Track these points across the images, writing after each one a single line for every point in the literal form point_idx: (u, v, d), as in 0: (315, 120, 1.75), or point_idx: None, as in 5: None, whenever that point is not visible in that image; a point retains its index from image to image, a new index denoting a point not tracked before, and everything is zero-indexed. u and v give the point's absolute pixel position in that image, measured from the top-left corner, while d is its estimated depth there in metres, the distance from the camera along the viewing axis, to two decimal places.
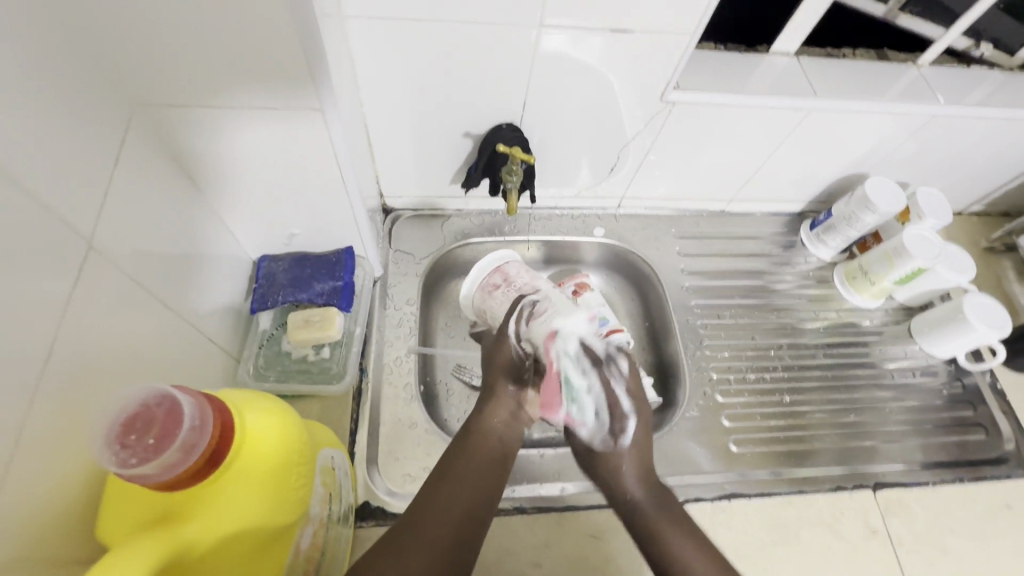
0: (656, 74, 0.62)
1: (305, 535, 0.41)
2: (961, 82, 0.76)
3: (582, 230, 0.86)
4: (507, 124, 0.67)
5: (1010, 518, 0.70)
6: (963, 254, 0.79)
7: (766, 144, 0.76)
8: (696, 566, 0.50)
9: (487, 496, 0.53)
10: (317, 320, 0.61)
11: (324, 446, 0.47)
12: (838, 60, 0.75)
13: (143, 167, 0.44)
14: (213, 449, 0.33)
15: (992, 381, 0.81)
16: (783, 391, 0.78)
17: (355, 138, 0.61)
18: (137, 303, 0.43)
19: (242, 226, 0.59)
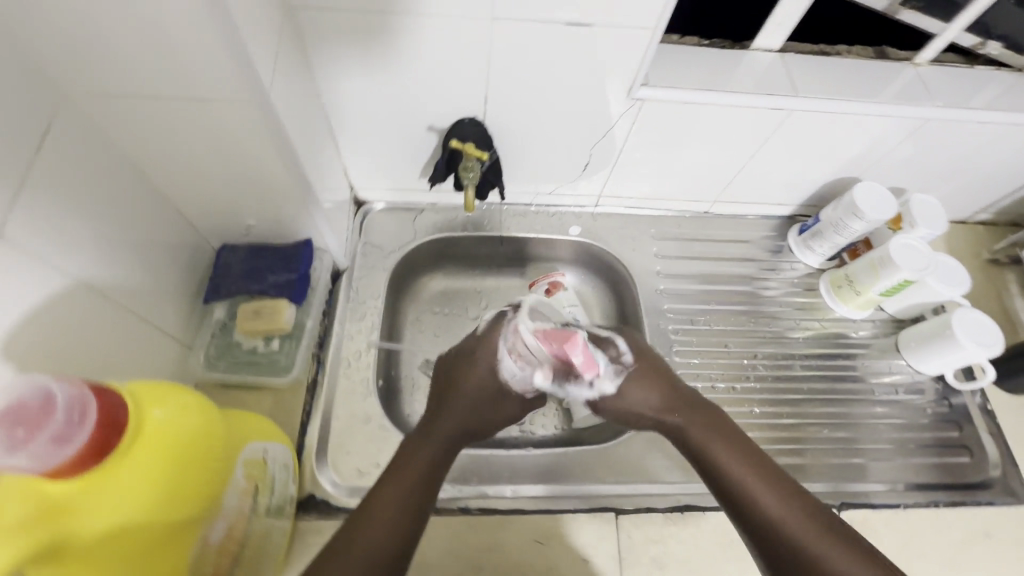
0: (620, 68, 0.60)
1: (215, 528, 0.41)
2: (963, 82, 0.71)
3: (558, 228, 0.84)
4: (470, 118, 0.66)
5: (986, 547, 0.66)
6: (956, 266, 0.74)
7: (747, 144, 0.73)
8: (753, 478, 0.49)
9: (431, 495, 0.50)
10: (268, 312, 0.62)
11: (251, 439, 0.47)
12: (828, 57, 0.71)
13: (69, 155, 0.44)
14: (99, 442, 0.33)
15: (982, 402, 0.77)
16: (754, 402, 0.76)
17: (311, 130, 0.60)
18: (61, 290, 0.43)
19: (197, 215, 0.59)
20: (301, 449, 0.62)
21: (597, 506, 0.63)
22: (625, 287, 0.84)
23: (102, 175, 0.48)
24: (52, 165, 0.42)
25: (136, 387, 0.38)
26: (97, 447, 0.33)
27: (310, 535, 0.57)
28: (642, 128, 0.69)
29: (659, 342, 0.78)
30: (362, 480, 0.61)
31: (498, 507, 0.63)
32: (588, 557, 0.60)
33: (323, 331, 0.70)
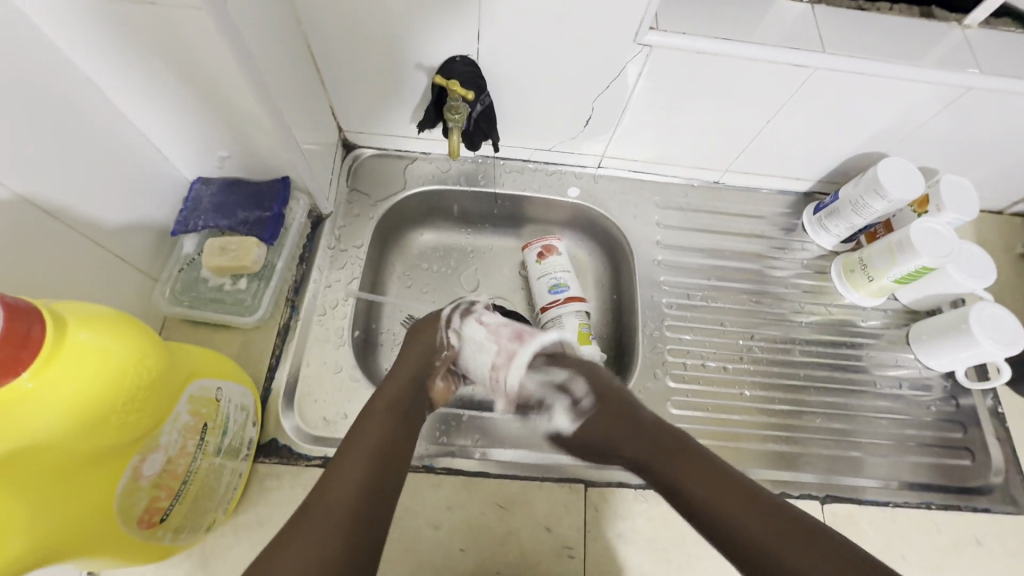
0: (628, 7, 0.55)
1: (150, 460, 0.40)
2: (1017, 49, 0.63)
3: (556, 188, 0.80)
4: (462, 57, 0.61)
5: (976, 555, 0.63)
6: (983, 256, 0.68)
7: (765, 106, 0.67)
8: (720, 504, 0.45)
9: (398, 450, 0.49)
10: (234, 249, 0.59)
11: (199, 376, 0.45)
12: (865, 14, 0.64)
13: (12, 60, 0.40)
14: (10, 356, 0.31)
15: (993, 404, 0.72)
16: (746, 385, 0.72)
17: (290, 58, 0.56)
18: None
19: (166, 142, 0.56)
20: (267, 393, 0.60)
21: (567, 476, 0.61)
22: (623, 256, 0.80)
23: (52, 87, 0.44)
24: None
25: (65, 308, 0.36)
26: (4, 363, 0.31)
27: (268, 479, 0.56)
28: (650, 80, 0.64)
29: (651, 315, 0.75)
30: (326, 429, 0.60)
31: (465, 468, 0.60)
32: (550, 527, 0.58)
33: (300, 277, 0.67)
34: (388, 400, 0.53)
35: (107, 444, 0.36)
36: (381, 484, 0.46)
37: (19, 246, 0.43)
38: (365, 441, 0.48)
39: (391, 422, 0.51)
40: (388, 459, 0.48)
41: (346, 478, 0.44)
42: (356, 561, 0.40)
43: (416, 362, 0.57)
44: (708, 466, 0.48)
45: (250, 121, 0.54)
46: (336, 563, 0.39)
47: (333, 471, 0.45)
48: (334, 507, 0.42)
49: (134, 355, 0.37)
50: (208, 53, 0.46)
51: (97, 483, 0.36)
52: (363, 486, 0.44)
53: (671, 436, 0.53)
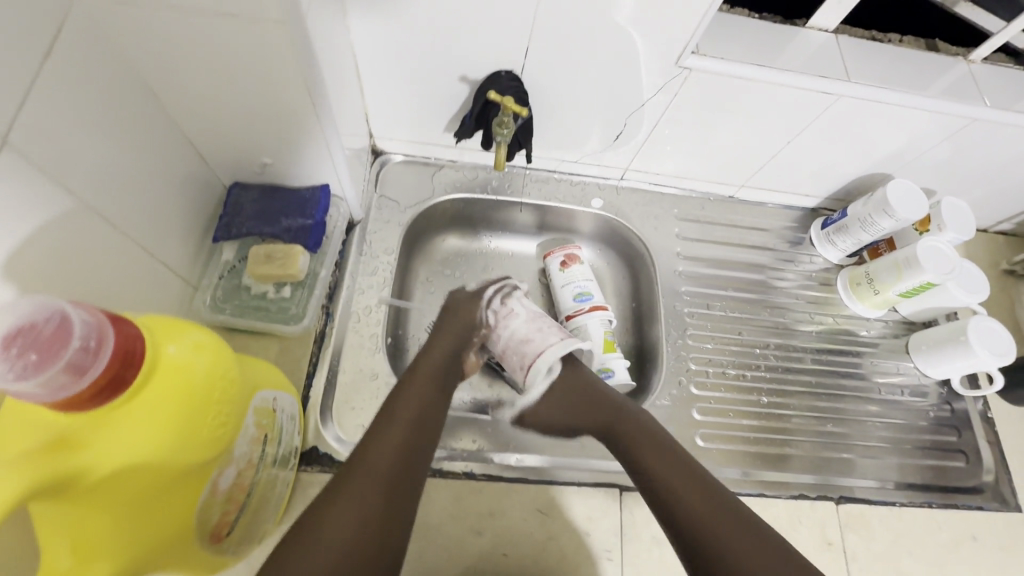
0: (674, 32, 0.58)
1: (225, 474, 0.40)
2: (1014, 84, 0.69)
3: (580, 199, 0.82)
4: (507, 72, 0.64)
5: (973, 549, 0.68)
6: (977, 273, 0.74)
7: (786, 129, 0.71)
8: (676, 485, 0.53)
9: (434, 417, 0.55)
10: (279, 257, 0.59)
11: (262, 387, 0.46)
12: (881, 45, 0.68)
13: (79, 65, 0.40)
14: (117, 372, 0.31)
15: (983, 409, 0.77)
16: (763, 392, 0.76)
17: (340, 66, 0.56)
18: (66, 214, 0.40)
19: (209, 148, 0.56)
20: (305, 401, 0.60)
21: (603, 481, 0.63)
22: (643, 266, 0.83)
23: (111, 92, 0.43)
24: (60, 75, 0.38)
25: (150, 321, 0.36)
26: (111, 379, 0.31)
27: (311, 487, 0.56)
28: (684, 100, 0.67)
29: (673, 323, 0.78)
30: None
31: (504, 474, 0.62)
32: (588, 531, 0.60)
33: (333, 283, 0.67)
34: (424, 372, 0.58)
35: (199, 460, 0.36)
36: (418, 451, 0.51)
37: (82, 257, 0.42)
38: (404, 408, 0.53)
39: (428, 392, 0.56)
40: (426, 425, 0.53)
41: (387, 442, 0.49)
42: (393, 515, 0.45)
43: (455, 335, 0.65)
44: (714, 491, 0.52)
45: (303, 132, 0.54)
46: (377, 518, 0.44)
47: (375, 435, 0.50)
48: (377, 467, 0.47)
49: (219, 367, 0.37)
50: (276, 66, 0.46)
51: (183, 497, 0.36)
52: (403, 449, 0.50)
53: (642, 427, 0.60)
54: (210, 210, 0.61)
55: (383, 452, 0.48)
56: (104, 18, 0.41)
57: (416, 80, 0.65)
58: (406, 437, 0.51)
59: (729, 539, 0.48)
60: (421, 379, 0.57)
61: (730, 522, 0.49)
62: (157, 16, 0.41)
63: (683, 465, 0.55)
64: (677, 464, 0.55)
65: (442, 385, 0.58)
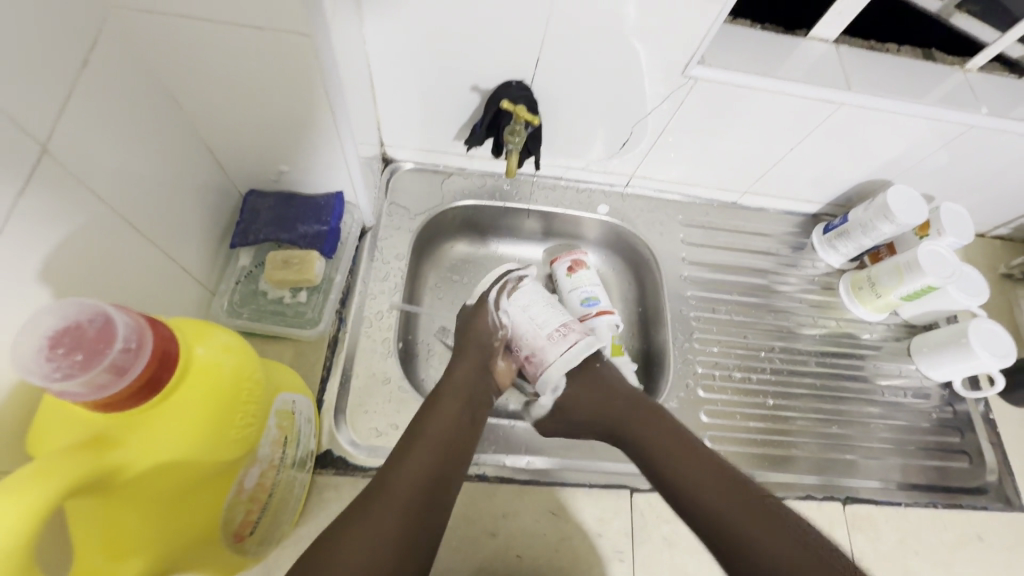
0: (680, 43, 0.59)
1: (249, 474, 0.41)
2: (1009, 93, 0.71)
3: (586, 205, 0.83)
4: (518, 82, 0.65)
5: (978, 549, 0.69)
6: (977, 276, 0.76)
7: (789, 136, 0.72)
8: (703, 485, 0.52)
9: (462, 438, 0.55)
10: (296, 263, 0.60)
11: (283, 389, 0.47)
12: (880, 55, 0.70)
13: (111, 76, 0.41)
14: (154, 373, 0.32)
15: (984, 411, 0.79)
16: (768, 394, 0.77)
17: (356, 76, 0.58)
18: (96, 220, 0.41)
19: (229, 156, 0.57)
20: (320, 405, 0.61)
21: (614, 483, 0.64)
22: (648, 271, 0.84)
23: (138, 102, 0.45)
24: (93, 86, 0.39)
25: (181, 324, 0.37)
26: (148, 378, 0.32)
27: (327, 490, 0.57)
28: (689, 108, 0.68)
29: (679, 327, 0.79)
30: (381, 440, 0.60)
31: (516, 477, 0.63)
32: (600, 533, 0.60)
33: (346, 288, 0.68)
34: (453, 392, 0.59)
35: (225, 461, 0.37)
36: (444, 478, 0.51)
37: (110, 261, 0.44)
38: (431, 431, 0.53)
39: (457, 413, 0.56)
40: (453, 448, 0.53)
41: (413, 465, 0.50)
42: (415, 541, 0.46)
43: (475, 351, 0.63)
44: (722, 474, 0.53)
45: (320, 140, 0.55)
46: (399, 545, 0.45)
47: (400, 460, 0.50)
48: (399, 493, 0.48)
49: (244, 370, 0.38)
50: (298, 76, 0.47)
51: (209, 497, 0.37)
52: (428, 474, 0.50)
53: (666, 425, 0.58)
54: (226, 217, 0.62)
55: (408, 479, 0.49)
56: (136, 31, 0.42)
57: (427, 89, 0.67)
58: (432, 461, 0.51)
59: (741, 521, 0.49)
60: (449, 400, 0.57)
61: (740, 506, 0.50)
62: (186, 29, 0.42)
63: (708, 464, 0.54)
64: (686, 455, 0.55)
65: (471, 405, 0.58)
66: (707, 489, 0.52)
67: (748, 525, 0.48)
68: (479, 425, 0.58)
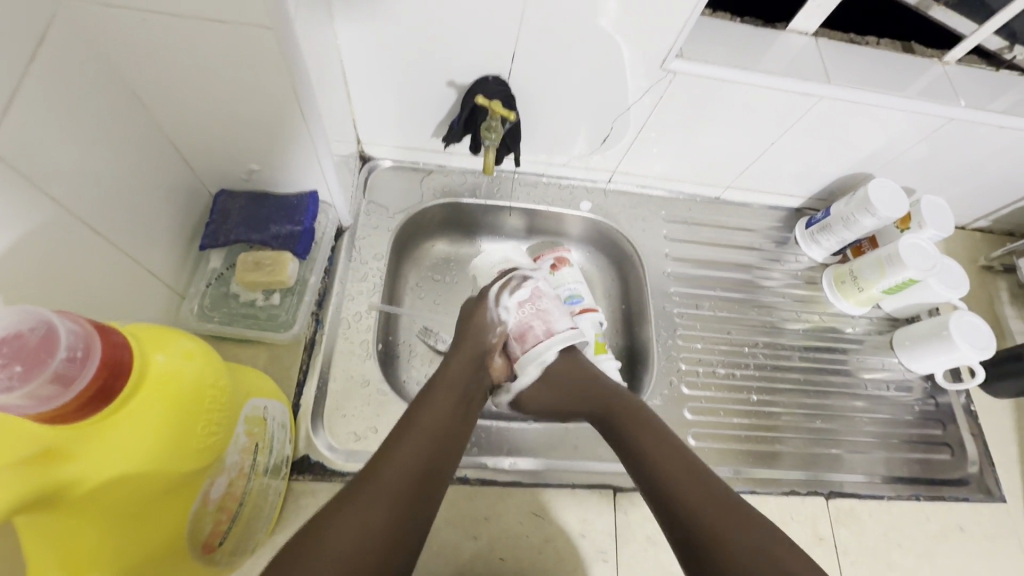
0: (659, 36, 0.58)
1: (216, 484, 0.39)
2: (988, 85, 0.71)
3: (568, 202, 0.82)
4: (494, 76, 0.64)
5: (960, 540, 0.69)
6: (958, 269, 0.76)
7: (769, 130, 0.72)
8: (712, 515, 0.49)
9: (454, 431, 0.54)
10: (268, 264, 0.59)
11: (253, 396, 0.45)
12: (859, 47, 0.70)
13: (64, 71, 0.39)
14: (106, 381, 0.31)
15: (966, 403, 0.79)
16: (752, 390, 0.76)
17: (327, 72, 0.56)
18: (48, 223, 0.39)
19: (196, 156, 0.55)
20: (296, 409, 0.59)
21: (597, 483, 0.63)
22: (632, 268, 0.83)
23: (95, 99, 0.43)
24: (42, 81, 0.38)
25: (138, 330, 0.35)
26: (98, 389, 0.31)
27: (304, 496, 0.56)
28: (670, 103, 0.67)
29: (662, 324, 0.78)
30: (359, 445, 0.59)
31: (498, 479, 0.62)
32: (583, 534, 0.60)
33: (323, 290, 0.66)
34: (449, 381, 0.58)
35: (188, 470, 0.35)
36: (434, 470, 0.50)
37: (67, 266, 0.42)
38: (424, 422, 0.52)
39: (452, 405, 0.55)
40: (445, 442, 0.52)
41: (404, 455, 0.49)
42: (400, 535, 0.45)
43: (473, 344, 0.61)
44: (702, 477, 0.53)
45: (291, 138, 0.53)
46: (385, 536, 0.44)
47: (392, 450, 0.49)
48: (388, 482, 0.46)
49: (207, 376, 0.37)
50: (265, 71, 0.45)
51: (171, 508, 0.36)
52: (420, 467, 0.49)
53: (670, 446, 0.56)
54: (196, 218, 0.60)
55: (399, 470, 0.48)
56: (90, 24, 0.40)
57: (403, 85, 0.65)
58: (424, 453, 0.50)
59: (726, 528, 0.48)
60: (446, 390, 0.57)
61: (709, 504, 0.50)
62: (143, 22, 0.40)
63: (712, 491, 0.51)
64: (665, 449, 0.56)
65: (465, 399, 0.57)
66: (681, 482, 0.52)
67: (710, 520, 0.49)
68: (472, 420, 0.57)
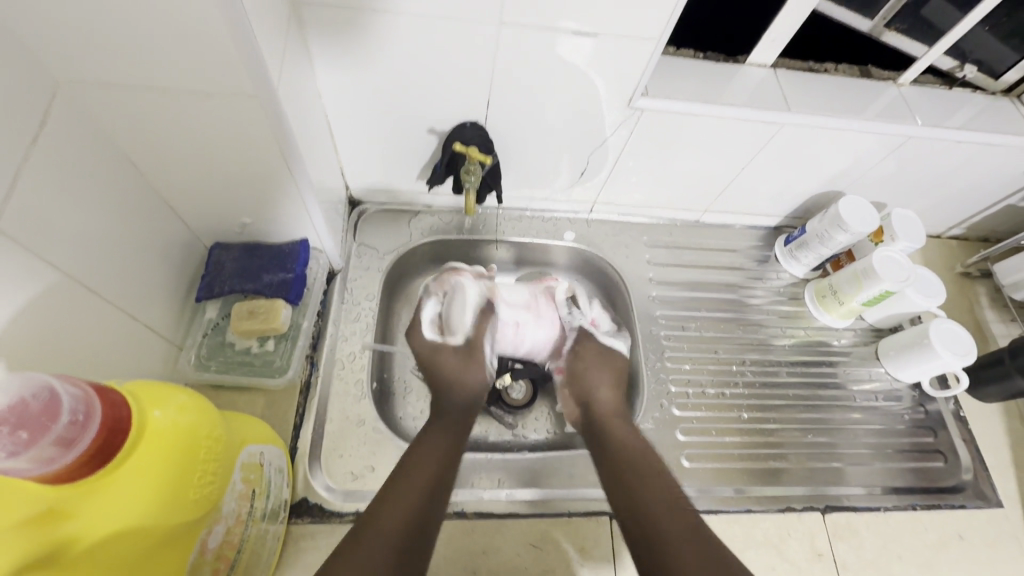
0: (623, 76, 0.62)
1: (213, 533, 0.41)
2: (943, 103, 0.75)
3: (552, 233, 0.85)
4: (471, 122, 0.68)
5: (961, 549, 0.69)
6: (933, 278, 0.78)
7: (738, 157, 0.75)
8: (669, 528, 0.51)
9: (449, 468, 0.55)
10: (262, 312, 0.61)
11: (249, 442, 0.47)
12: (817, 75, 0.73)
13: (65, 147, 0.43)
14: (106, 440, 0.33)
15: (955, 409, 0.80)
16: (742, 407, 0.78)
17: (312, 127, 0.60)
18: (48, 287, 0.42)
19: (191, 213, 0.58)
20: (293, 452, 0.60)
21: (594, 509, 0.64)
22: (618, 293, 0.85)
23: (94, 170, 0.46)
24: (45, 159, 0.41)
25: (135, 387, 0.37)
26: (98, 447, 0.32)
27: (303, 539, 0.56)
28: (640, 136, 0.71)
29: (650, 348, 0.80)
30: (357, 484, 0.60)
31: (494, 511, 0.63)
32: (582, 562, 0.60)
33: (317, 332, 0.69)
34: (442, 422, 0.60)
35: (185, 520, 0.37)
36: (434, 507, 0.52)
37: (69, 328, 0.44)
38: (418, 462, 0.54)
39: (444, 444, 0.57)
40: (444, 478, 0.54)
41: (399, 499, 0.50)
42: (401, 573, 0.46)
43: (467, 384, 0.64)
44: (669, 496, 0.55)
45: (280, 191, 0.56)
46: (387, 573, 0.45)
47: (393, 491, 0.51)
48: (385, 526, 0.48)
49: (202, 428, 0.38)
50: (253, 136, 0.49)
51: (171, 559, 0.37)
52: (419, 504, 0.51)
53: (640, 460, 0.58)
54: (192, 271, 0.62)
55: (398, 510, 0.49)
56: (89, 102, 0.44)
57: (386, 134, 0.69)
58: (423, 492, 0.52)
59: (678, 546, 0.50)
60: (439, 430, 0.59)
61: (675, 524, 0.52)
62: (138, 98, 0.44)
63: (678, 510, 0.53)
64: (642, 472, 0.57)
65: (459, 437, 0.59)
66: (659, 507, 0.53)
67: (680, 549, 0.49)
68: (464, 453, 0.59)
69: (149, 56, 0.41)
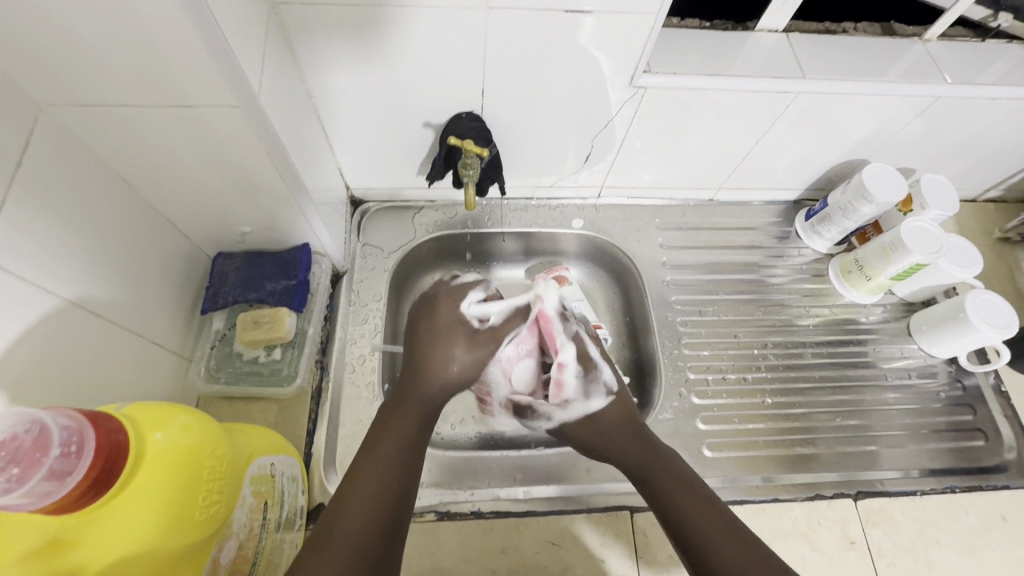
0: (621, 56, 0.59)
1: (225, 549, 0.41)
2: (974, 59, 0.69)
3: (560, 221, 0.82)
4: (467, 113, 0.66)
5: (1005, 531, 0.66)
6: (968, 247, 0.73)
7: (753, 130, 0.71)
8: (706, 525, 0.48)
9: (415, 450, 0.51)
10: (267, 321, 0.61)
11: (258, 455, 0.47)
12: (834, 37, 0.69)
13: (53, 170, 0.42)
14: (104, 467, 0.33)
15: (995, 383, 0.76)
16: (766, 393, 0.75)
17: (306, 131, 0.59)
18: (43, 312, 0.41)
19: (193, 226, 0.58)
20: (309, 458, 0.61)
21: (613, 505, 0.62)
22: (632, 280, 0.83)
23: (85, 191, 0.45)
24: (32, 184, 0.40)
25: (134, 408, 0.37)
26: (96, 476, 0.32)
27: None
28: (645, 117, 0.68)
29: (667, 335, 0.77)
30: None
31: (511, 509, 0.62)
32: (604, 558, 0.59)
33: (326, 336, 0.68)
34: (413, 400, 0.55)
35: (193, 541, 0.37)
36: (405, 485, 0.48)
37: (73, 352, 0.44)
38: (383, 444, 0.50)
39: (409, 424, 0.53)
40: (413, 460, 0.50)
41: (363, 488, 0.46)
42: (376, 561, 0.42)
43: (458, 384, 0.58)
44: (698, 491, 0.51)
45: (275, 198, 0.55)
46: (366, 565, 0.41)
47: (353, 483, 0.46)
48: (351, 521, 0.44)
49: (205, 446, 0.38)
50: (237, 143, 0.47)
51: None
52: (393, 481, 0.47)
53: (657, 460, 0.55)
54: (197, 283, 0.63)
55: (360, 497, 0.45)
56: (73, 122, 0.43)
57: (384, 132, 0.68)
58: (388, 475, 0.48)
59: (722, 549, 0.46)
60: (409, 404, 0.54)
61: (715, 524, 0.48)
62: (121, 116, 0.43)
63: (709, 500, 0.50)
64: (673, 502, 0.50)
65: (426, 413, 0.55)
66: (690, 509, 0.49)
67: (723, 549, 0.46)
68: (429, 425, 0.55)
69: (127, 70, 0.39)
